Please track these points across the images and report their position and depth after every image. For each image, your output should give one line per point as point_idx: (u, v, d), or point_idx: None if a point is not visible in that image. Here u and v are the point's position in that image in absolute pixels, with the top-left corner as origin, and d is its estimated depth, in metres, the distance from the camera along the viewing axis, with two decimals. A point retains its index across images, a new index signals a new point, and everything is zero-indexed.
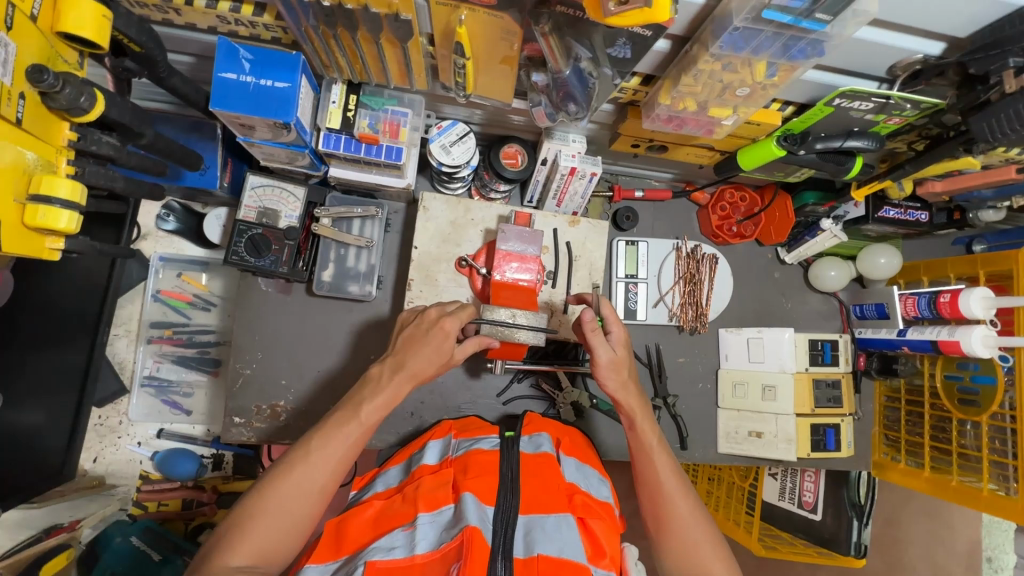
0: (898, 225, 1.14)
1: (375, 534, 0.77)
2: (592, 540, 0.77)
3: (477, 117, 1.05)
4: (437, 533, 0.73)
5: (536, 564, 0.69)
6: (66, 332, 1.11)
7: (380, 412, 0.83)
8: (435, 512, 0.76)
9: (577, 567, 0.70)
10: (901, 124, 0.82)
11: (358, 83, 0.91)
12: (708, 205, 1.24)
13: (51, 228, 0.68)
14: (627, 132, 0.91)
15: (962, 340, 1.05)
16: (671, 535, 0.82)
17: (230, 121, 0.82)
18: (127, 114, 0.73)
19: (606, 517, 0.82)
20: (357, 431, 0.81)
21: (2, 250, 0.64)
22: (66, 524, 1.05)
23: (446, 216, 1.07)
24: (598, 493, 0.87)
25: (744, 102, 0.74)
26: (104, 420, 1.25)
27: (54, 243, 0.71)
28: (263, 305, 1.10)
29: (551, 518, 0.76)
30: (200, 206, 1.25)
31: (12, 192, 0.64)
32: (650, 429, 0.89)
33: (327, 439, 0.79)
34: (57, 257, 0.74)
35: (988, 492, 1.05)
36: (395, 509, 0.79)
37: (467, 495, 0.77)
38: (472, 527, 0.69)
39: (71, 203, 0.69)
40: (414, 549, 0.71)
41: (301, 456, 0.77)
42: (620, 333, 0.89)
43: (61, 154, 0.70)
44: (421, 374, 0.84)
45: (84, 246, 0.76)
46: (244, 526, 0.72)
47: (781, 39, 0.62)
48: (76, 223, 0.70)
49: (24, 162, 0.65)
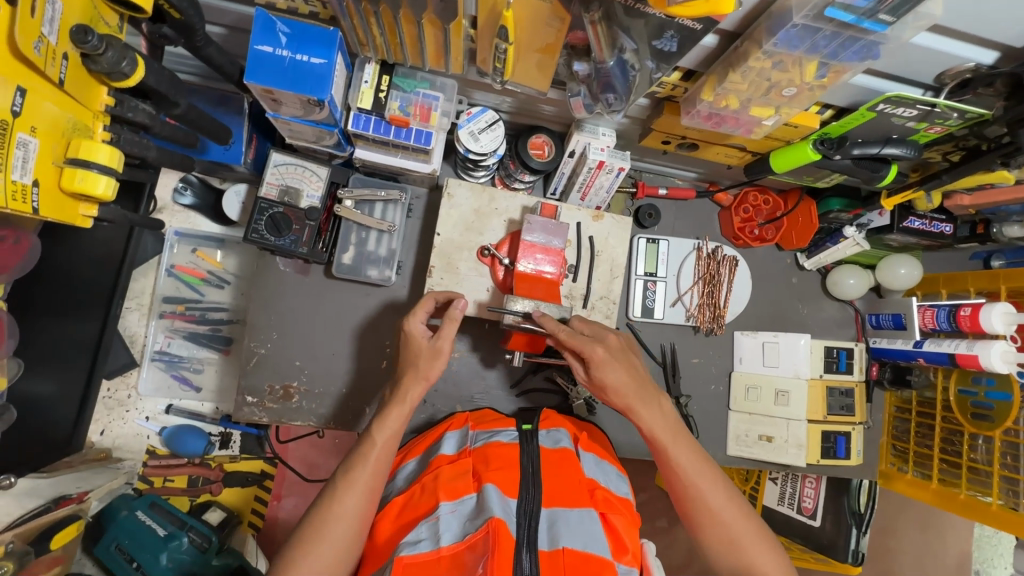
0: (923, 236, 1.12)
1: (401, 528, 0.80)
2: (614, 536, 0.79)
3: (507, 105, 1.04)
4: (460, 524, 0.75)
5: (562, 557, 0.71)
6: (81, 303, 1.10)
7: (398, 421, 0.87)
8: (457, 502, 0.78)
9: (602, 562, 0.71)
10: (942, 134, 0.81)
11: (392, 64, 0.90)
12: (731, 207, 1.23)
13: (88, 194, 0.68)
14: (661, 128, 0.90)
15: (980, 354, 1.05)
16: (711, 529, 0.84)
17: (262, 95, 0.81)
18: (163, 83, 0.72)
19: (626, 512, 0.84)
20: (387, 447, 0.85)
21: (41, 213, 0.65)
22: (75, 496, 1.04)
23: (470, 203, 1.06)
24: (616, 488, 0.89)
25: (788, 102, 0.73)
26: (112, 393, 1.25)
27: (87, 210, 0.72)
28: (281, 285, 1.09)
29: (574, 512, 0.78)
30: (218, 182, 1.23)
31: (52, 156, 0.65)
32: (660, 429, 0.87)
33: (364, 459, 0.84)
34: (89, 225, 0.75)
35: (997, 507, 1.06)
36: (417, 500, 0.81)
37: (491, 487, 0.79)
38: (497, 519, 0.72)
39: (108, 169, 0.70)
40: (439, 541, 0.73)
41: (344, 478, 0.82)
42: (597, 356, 0.85)
43: (98, 119, 0.71)
44: (426, 374, 0.89)
45: (114, 214, 0.77)
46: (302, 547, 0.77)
47: (838, 40, 0.61)
48: (112, 190, 0.71)
49: (64, 125, 0.66)
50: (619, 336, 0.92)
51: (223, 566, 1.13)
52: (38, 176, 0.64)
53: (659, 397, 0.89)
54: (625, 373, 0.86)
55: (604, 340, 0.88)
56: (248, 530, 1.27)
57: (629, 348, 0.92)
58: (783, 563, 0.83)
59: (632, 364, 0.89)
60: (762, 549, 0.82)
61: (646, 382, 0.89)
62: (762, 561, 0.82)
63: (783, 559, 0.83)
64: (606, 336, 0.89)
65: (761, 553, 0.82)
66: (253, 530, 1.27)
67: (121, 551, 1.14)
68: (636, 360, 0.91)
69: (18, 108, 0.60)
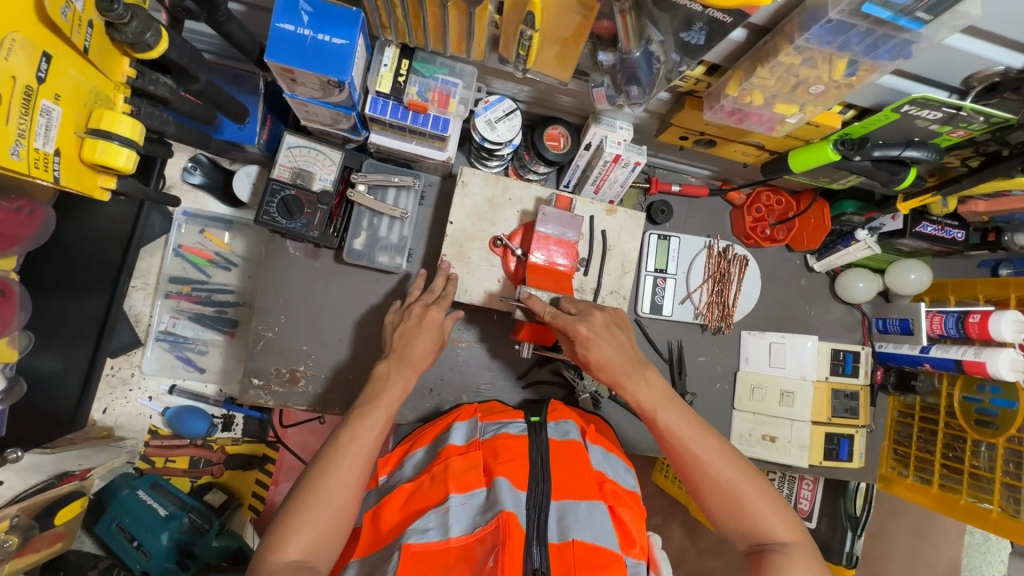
0: (935, 242, 1.13)
1: (407, 517, 0.79)
2: (622, 528, 0.80)
3: (524, 95, 1.03)
4: (470, 516, 0.76)
5: (571, 550, 0.72)
6: (87, 281, 1.09)
7: (397, 398, 0.85)
8: (467, 495, 0.78)
9: (611, 555, 0.72)
10: (964, 138, 0.81)
11: (412, 48, 0.89)
12: (744, 206, 1.23)
13: (110, 166, 0.68)
14: (681, 123, 0.89)
15: (987, 362, 1.06)
16: (716, 496, 0.80)
17: (280, 74, 0.80)
18: (184, 57, 0.71)
19: (634, 505, 0.84)
20: (381, 419, 0.82)
21: (62, 183, 0.65)
22: (77, 473, 1.01)
23: (484, 192, 1.05)
24: (624, 481, 0.90)
25: (814, 100, 0.72)
26: (116, 371, 1.24)
27: (105, 182, 0.71)
28: (290, 268, 1.08)
29: (584, 506, 0.78)
30: (228, 162, 1.22)
31: (74, 125, 0.65)
32: (647, 398, 0.85)
33: (356, 430, 0.80)
34: (106, 198, 0.74)
35: (997, 513, 1.07)
36: (425, 490, 0.81)
37: (501, 480, 0.79)
38: (508, 513, 0.72)
39: (130, 141, 0.69)
40: (448, 532, 0.74)
41: (335, 449, 0.78)
42: (580, 334, 0.86)
43: (119, 91, 0.70)
44: (420, 363, 0.91)
45: (132, 187, 0.77)
46: (289, 520, 0.72)
47: (872, 37, 0.60)
48: (133, 163, 0.70)
49: (86, 94, 0.65)
50: (608, 309, 0.92)
51: (222, 548, 1.12)
52: (60, 145, 0.63)
53: (643, 366, 0.88)
54: (611, 346, 0.87)
55: (590, 316, 0.88)
56: (248, 513, 1.26)
57: (620, 321, 0.92)
58: (798, 526, 0.77)
59: (620, 337, 0.89)
60: (774, 512, 0.77)
61: (630, 354, 0.88)
62: (774, 524, 0.77)
63: (798, 523, 0.78)
64: (594, 311, 0.89)
65: (772, 515, 0.77)
66: (253, 514, 1.27)
67: (122, 530, 1.13)
68: (626, 333, 0.91)
69: (43, 75, 0.59)
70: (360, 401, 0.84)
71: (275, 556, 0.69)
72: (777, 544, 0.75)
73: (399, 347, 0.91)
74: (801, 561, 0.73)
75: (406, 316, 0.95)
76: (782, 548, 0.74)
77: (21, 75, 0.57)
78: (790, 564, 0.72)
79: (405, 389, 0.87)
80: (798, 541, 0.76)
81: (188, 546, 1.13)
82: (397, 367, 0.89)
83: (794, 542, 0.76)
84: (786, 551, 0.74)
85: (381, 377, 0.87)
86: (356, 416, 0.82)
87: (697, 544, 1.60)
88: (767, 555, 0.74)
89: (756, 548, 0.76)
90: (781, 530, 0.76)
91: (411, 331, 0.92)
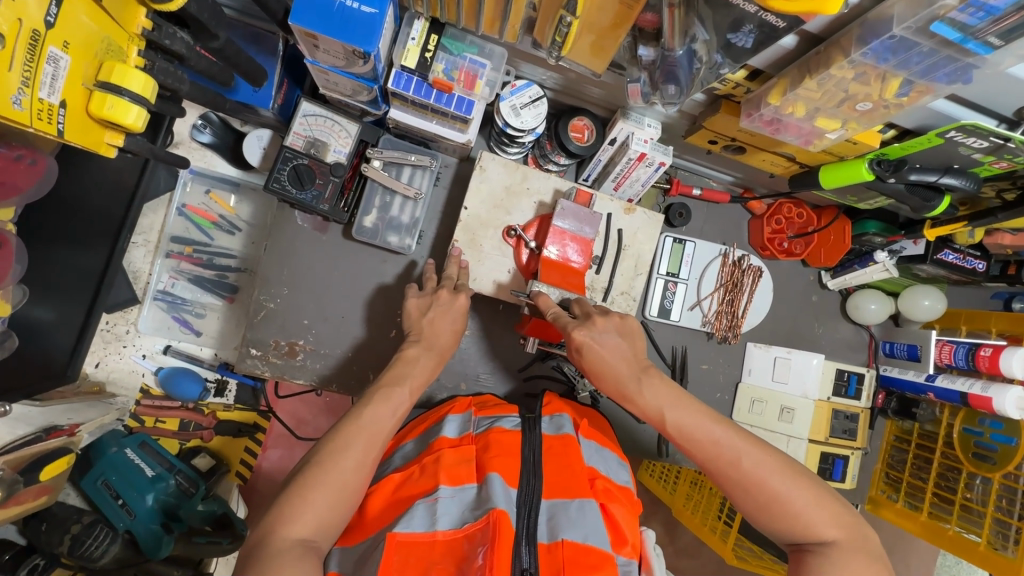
0: (954, 270, 1.10)
1: (394, 503, 0.78)
2: (614, 527, 0.78)
3: (552, 82, 0.99)
4: (459, 510, 0.74)
5: (561, 549, 0.71)
6: (88, 232, 1.06)
7: (420, 387, 0.85)
8: (457, 488, 0.77)
9: (603, 555, 0.70)
10: (1004, 170, 0.78)
11: (442, 24, 0.85)
12: (763, 216, 1.21)
13: (117, 122, 0.64)
14: (713, 126, 0.86)
15: (994, 398, 1.04)
16: (749, 500, 0.78)
17: (303, 38, 0.76)
18: (205, 13, 0.66)
19: (626, 502, 0.83)
20: (404, 401, 0.82)
21: (63, 136, 0.61)
22: (66, 428, 1.01)
23: (502, 180, 1.02)
24: (617, 477, 0.88)
25: (859, 117, 0.70)
26: (111, 327, 1.22)
27: (112, 139, 0.68)
28: (297, 240, 1.06)
29: (574, 505, 0.76)
30: (239, 124, 1.19)
31: (82, 77, 0.61)
32: (654, 404, 0.83)
33: (379, 408, 0.79)
34: (112, 155, 0.71)
35: (985, 547, 1.04)
36: (415, 480, 0.80)
37: (493, 476, 0.78)
38: (499, 510, 0.71)
39: (141, 99, 0.65)
40: (435, 523, 0.72)
41: (352, 428, 0.77)
42: (580, 339, 0.84)
43: (133, 42, 0.66)
44: (437, 345, 0.90)
45: (141, 148, 0.73)
46: (301, 496, 0.70)
47: (933, 58, 0.57)
48: (143, 122, 0.67)
49: (96, 44, 0.61)
50: (614, 315, 0.89)
51: (207, 512, 1.13)
52: (66, 96, 0.60)
53: (648, 370, 0.86)
54: (610, 354, 0.85)
55: (592, 321, 0.86)
56: (235, 480, 1.25)
57: (627, 328, 0.89)
58: (841, 520, 0.76)
59: (621, 344, 0.86)
60: (813, 510, 0.76)
61: (635, 358, 0.86)
62: (814, 523, 0.76)
63: (838, 515, 0.77)
64: (596, 316, 0.87)
65: (812, 513, 0.76)
66: (240, 480, 1.26)
67: (107, 486, 1.12)
68: (631, 341, 0.88)
69: (52, 19, 0.56)
70: (382, 380, 0.83)
71: (283, 531, 0.67)
72: (816, 543, 0.75)
73: (428, 333, 0.90)
74: (843, 559, 0.73)
75: (432, 299, 0.92)
76: (824, 549, 0.74)
77: (28, 17, 0.54)
78: (833, 566, 0.72)
79: (428, 375, 0.87)
80: (841, 539, 0.75)
81: (174, 508, 1.13)
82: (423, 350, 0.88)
83: (837, 539, 0.75)
84: (828, 552, 0.74)
85: (410, 360, 0.86)
86: (383, 393, 0.81)
87: (675, 543, 1.61)
88: (809, 556, 0.74)
89: (800, 548, 0.76)
90: (822, 528, 0.75)
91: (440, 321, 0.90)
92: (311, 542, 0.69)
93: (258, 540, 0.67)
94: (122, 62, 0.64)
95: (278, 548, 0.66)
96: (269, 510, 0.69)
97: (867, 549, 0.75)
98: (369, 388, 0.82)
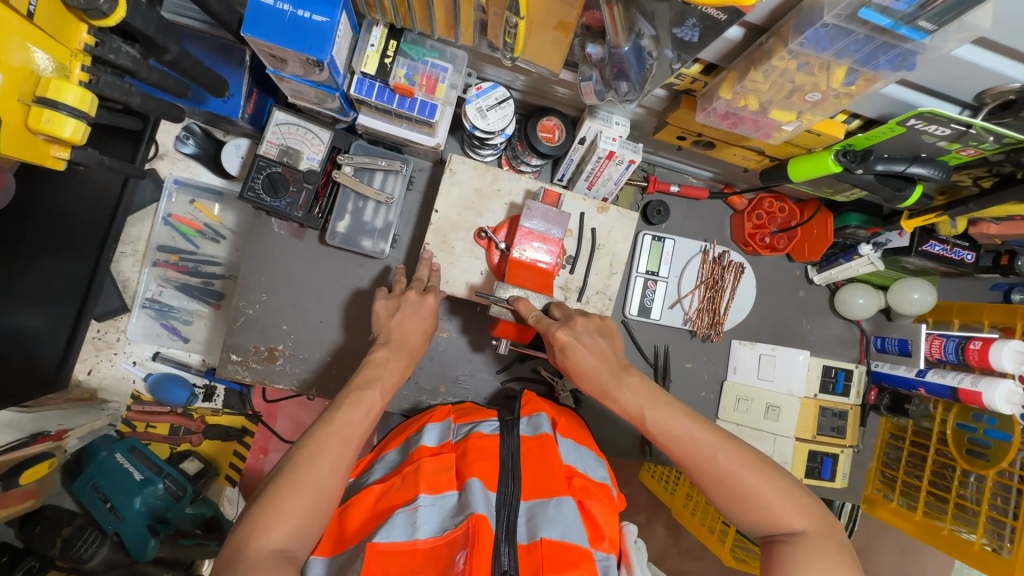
0: (941, 262, 1.07)
1: (376, 516, 0.73)
2: (591, 522, 0.75)
3: (519, 83, 0.99)
4: (439, 518, 0.71)
5: (540, 548, 0.67)
6: (74, 240, 1.11)
7: (388, 392, 0.84)
8: (437, 496, 0.73)
9: (582, 552, 0.67)
10: (974, 157, 0.76)
11: (401, 29, 0.86)
12: (744, 211, 1.19)
13: (55, 136, 0.66)
14: (676, 122, 0.86)
15: (984, 392, 1.01)
16: (723, 493, 0.77)
17: (261, 49, 0.78)
18: (150, 26, 0.69)
19: (605, 498, 0.79)
20: (377, 401, 0.82)
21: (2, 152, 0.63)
22: (52, 434, 1.06)
23: (472, 182, 1.03)
24: (595, 474, 0.84)
25: (812, 108, 0.69)
26: (101, 334, 1.26)
27: (59, 152, 0.70)
28: (275, 246, 1.08)
29: (553, 503, 0.73)
30: (221, 134, 1.23)
31: (18, 93, 0.63)
32: (630, 399, 0.83)
33: (351, 411, 0.79)
34: (62, 168, 0.73)
35: (978, 546, 1.01)
36: (396, 490, 0.75)
37: (473, 481, 0.74)
38: (479, 515, 0.68)
39: (78, 112, 0.67)
40: (415, 532, 0.69)
41: (325, 432, 0.76)
42: (561, 339, 0.84)
43: (76, 58, 0.68)
44: (412, 347, 0.90)
45: (91, 159, 0.75)
46: (275, 505, 0.68)
47: (872, 45, 0.57)
48: (82, 134, 0.69)
49: (34, 62, 0.63)
50: (594, 316, 0.89)
51: (196, 515, 1.19)
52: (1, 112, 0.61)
53: (625, 367, 0.85)
54: (592, 356, 0.85)
55: (573, 322, 0.86)
56: (225, 483, 1.28)
57: (607, 329, 0.89)
58: (809, 511, 0.75)
59: (603, 343, 0.86)
60: (785, 503, 0.75)
61: (612, 357, 0.85)
62: (783, 512, 0.74)
63: (810, 508, 0.75)
64: (577, 317, 0.88)
65: (783, 504, 0.75)
66: (230, 483, 1.28)
67: (97, 490, 1.16)
68: (611, 341, 0.88)
69: None
70: (354, 384, 0.83)
71: (258, 542, 0.66)
72: (788, 534, 0.74)
73: (395, 333, 0.90)
74: (814, 550, 0.72)
75: (401, 301, 0.93)
76: (793, 538, 0.73)
77: None
78: (803, 555, 0.71)
79: (397, 376, 0.87)
80: (811, 529, 0.74)
81: (161, 511, 1.16)
82: (391, 352, 0.88)
83: (806, 529, 0.74)
84: (798, 541, 0.72)
85: (376, 362, 0.87)
86: (355, 396, 0.81)
87: (679, 545, 1.57)
88: (781, 547, 0.73)
89: (771, 540, 0.75)
90: (791, 519, 0.74)
91: (407, 320, 0.91)
92: (290, 552, 0.67)
93: (232, 556, 0.65)
94: (62, 79, 0.66)
95: (251, 560, 0.64)
96: (243, 521, 0.67)
97: (836, 538, 0.73)
98: (341, 392, 0.82)
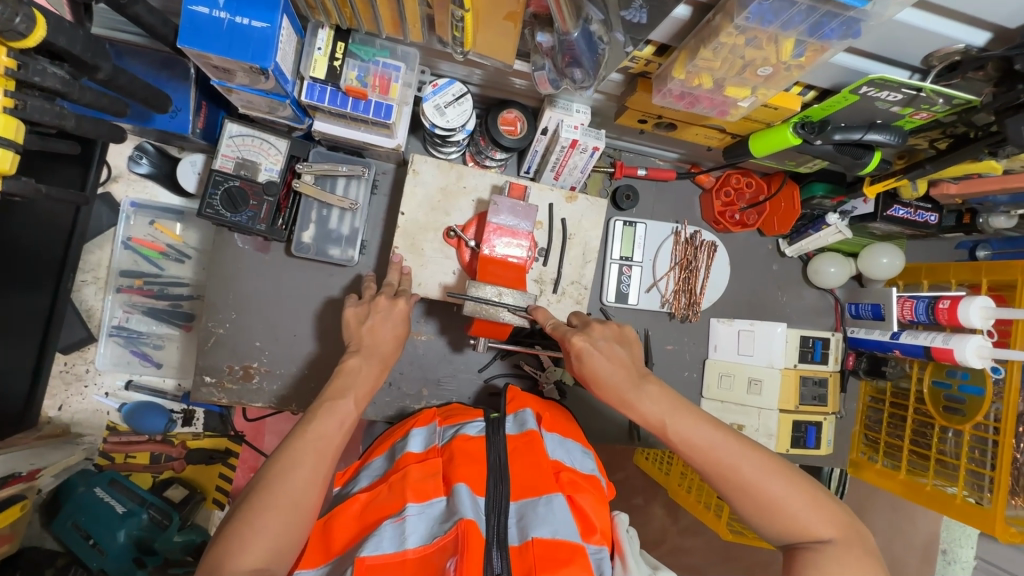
0: (906, 226, 1.09)
1: (363, 528, 0.72)
2: (581, 516, 0.74)
3: (476, 77, 0.97)
4: (427, 526, 0.69)
5: (532, 548, 0.66)
6: (31, 271, 1.07)
7: (362, 404, 0.83)
8: (425, 504, 0.72)
9: (574, 548, 0.66)
10: (928, 121, 0.77)
11: (347, 30, 0.84)
12: (713, 189, 1.19)
13: None
14: (635, 105, 0.86)
15: (956, 349, 1.02)
16: (748, 502, 0.75)
17: (203, 61, 0.76)
18: (77, 44, 0.68)
19: (594, 490, 0.79)
20: (352, 411, 0.80)
21: None
22: (24, 474, 1.01)
23: (436, 181, 1.01)
24: (582, 466, 0.84)
25: (765, 82, 0.69)
26: (70, 367, 1.24)
27: None
28: (240, 263, 1.05)
29: (543, 502, 0.72)
30: (176, 150, 1.19)
31: None
32: (648, 407, 0.81)
33: (325, 423, 0.77)
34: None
35: (961, 499, 1.03)
36: (383, 500, 0.74)
37: (460, 486, 0.73)
38: (468, 520, 0.67)
39: None
40: (404, 543, 0.67)
41: (300, 446, 0.74)
42: (580, 345, 0.84)
43: None
44: (387, 355, 0.89)
45: (27, 188, 0.72)
46: (251, 524, 0.66)
47: (814, 15, 0.57)
48: (9, 161, 0.66)
49: None
50: (612, 324, 0.89)
51: (185, 542, 1.14)
52: None
53: (641, 375, 0.83)
54: (607, 365, 0.83)
55: (590, 329, 0.86)
56: (213, 507, 1.26)
57: (626, 337, 0.88)
58: (836, 518, 0.73)
59: (621, 352, 0.84)
60: (810, 510, 0.73)
61: (631, 364, 0.84)
62: (810, 521, 0.73)
63: (838, 515, 0.73)
64: (594, 324, 0.88)
65: (809, 513, 0.73)
66: (218, 506, 1.27)
67: (78, 528, 1.13)
68: (631, 350, 0.86)
69: None
70: (327, 394, 0.81)
71: (233, 563, 0.63)
72: (815, 542, 0.72)
73: (366, 342, 0.88)
74: (841, 559, 0.70)
75: (370, 308, 0.91)
76: (820, 546, 0.71)
77: None
78: (828, 563, 0.69)
79: (373, 385, 0.85)
80: (838, 537, 0.72)
81: (148, 542, 1.13)
82: (364, 360, 0.87)
83: (833, 538, 0.72)
84: (824, 549, 0.70)
85: (350, 372, 0.85)
86: (328, 407, 0.79)
87: (678, 524, 1.57)
88: (805, 557, 0.71)
89: (795, 548, 0.73)
90: (817, 526, 0.72)
91: (379, 327, 0.89)
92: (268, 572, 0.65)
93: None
94: None
95: None
96: (216, 543, 0.65)
97: (863, 544, 0.72)
98: (313, 405, 0.80)
